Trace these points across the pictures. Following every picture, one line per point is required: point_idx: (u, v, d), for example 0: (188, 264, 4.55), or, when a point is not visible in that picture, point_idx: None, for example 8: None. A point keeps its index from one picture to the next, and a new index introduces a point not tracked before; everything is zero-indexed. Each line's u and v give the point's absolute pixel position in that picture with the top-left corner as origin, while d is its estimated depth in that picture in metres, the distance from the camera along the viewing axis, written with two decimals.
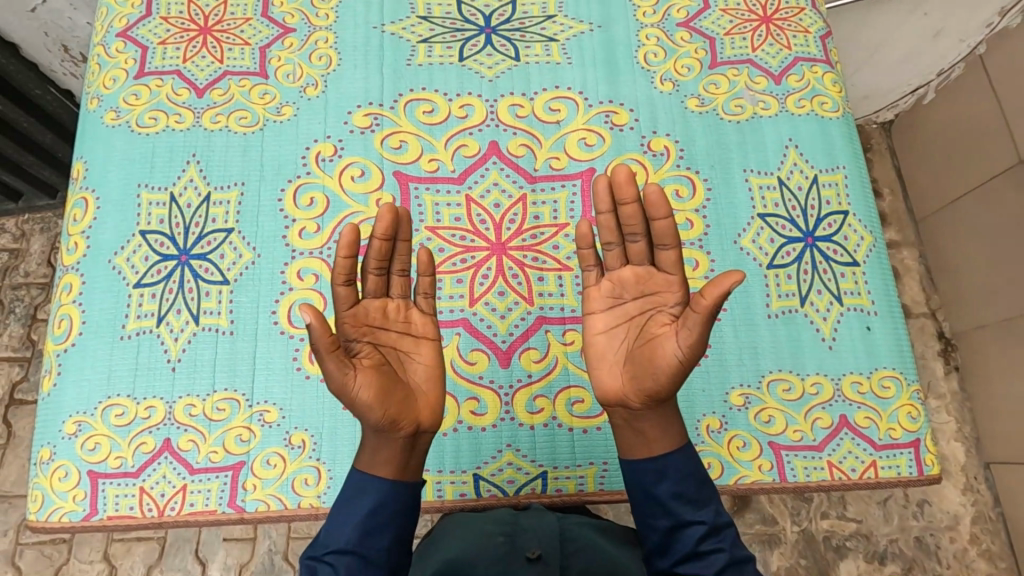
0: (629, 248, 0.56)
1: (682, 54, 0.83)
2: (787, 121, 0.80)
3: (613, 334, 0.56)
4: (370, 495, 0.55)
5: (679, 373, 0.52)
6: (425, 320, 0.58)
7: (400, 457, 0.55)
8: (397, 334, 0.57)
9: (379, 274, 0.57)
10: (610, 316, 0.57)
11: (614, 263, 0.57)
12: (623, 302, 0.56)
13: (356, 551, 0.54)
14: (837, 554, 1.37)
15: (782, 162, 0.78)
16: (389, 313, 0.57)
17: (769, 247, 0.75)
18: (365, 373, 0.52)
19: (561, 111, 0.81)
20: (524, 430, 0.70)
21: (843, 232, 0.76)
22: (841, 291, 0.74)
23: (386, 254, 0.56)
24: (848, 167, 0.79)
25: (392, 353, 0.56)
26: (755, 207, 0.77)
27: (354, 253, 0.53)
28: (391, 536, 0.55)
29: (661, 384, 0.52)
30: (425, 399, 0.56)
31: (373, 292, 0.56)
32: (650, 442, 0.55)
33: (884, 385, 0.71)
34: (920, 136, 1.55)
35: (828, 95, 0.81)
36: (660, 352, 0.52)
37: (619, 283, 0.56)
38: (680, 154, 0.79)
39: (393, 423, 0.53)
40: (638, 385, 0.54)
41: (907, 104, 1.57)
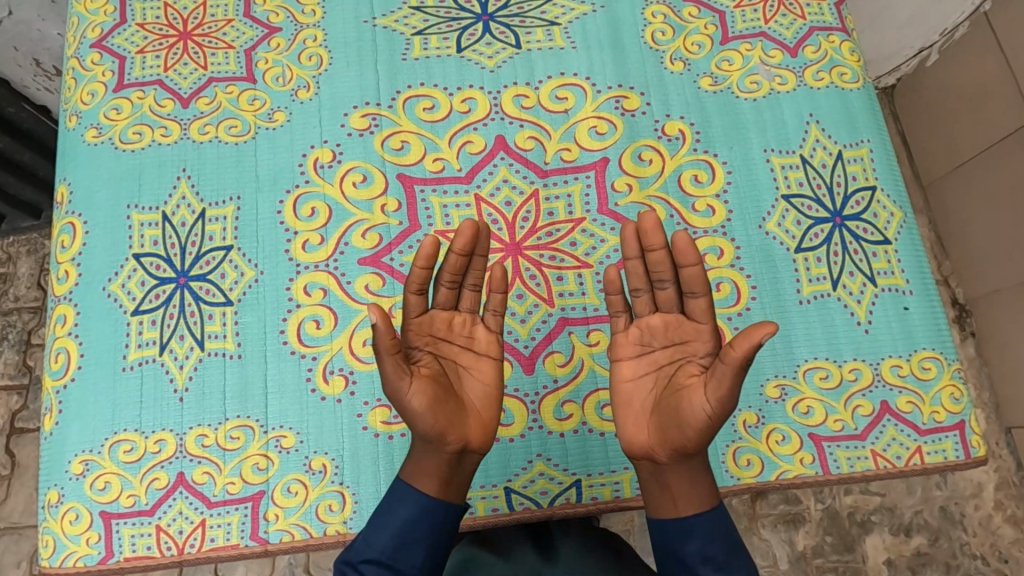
0: (658, 294, 0.56)
1: (691, 31, 0.79)
2: (807, 95, 0.76)
3: (641, 382, 0.57)
4: (406, 508, 0.53)
5: (709, 426, 0.51)
6: (488, 338, 0.58)
7: (443, 473, 0.54)
8: (459, 347, 0.58)
9: (450, 288, 0.57)
10: (640, 363, 0.58)
11: (643, 309, 0.57)
12: (652, 350, 0.57)
13: (389, 564, 0.52)
14: (862, 529, 1.37)
15: (803, 140, 0.74)
16: (454, 326, 0.58)
17: (796, 230, 0.72)
18: (420, 381, 0.53)
19: (569, 99, 0.76)
20: (554, 438, 0.67)
21: (871, 209, 0.72)
22: (874, 271, 0.70)
23: (460, 270, 0.57)
24: (873, 140, 0.75)
25: (452, 366, 0.57)
26: (778, 188, 0.73)
27: (431, 265, 0.53)
28: (426, 552, 0.53)
29: (688, 437, 0.52)
30: (477, 417, 0.56)
31: (442, 305, 0.57)
32: (676, 497, 0.54)
33: (924, 367, 0.68)
34: (924, 100, 1.51)
35: (847, 65, 0.77)
36: (687, 404, 0.52)
37: (648, 330, 0.57)
38: (696, 138, 0.75)
39: (441, 436, 0.53)
40: (665, 438, 0.53)
41: (909, 68, 1.51)
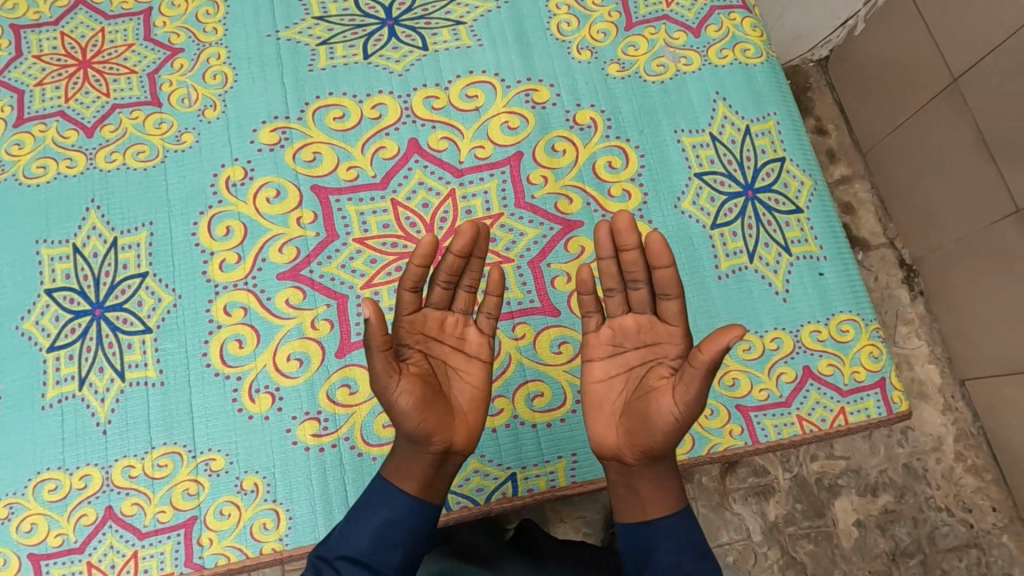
0: (630, 294, 0.57)
1: (595, 20, 0.80)
2: (712, 74, 0.77)
3: (612, 382, 0.59)
4: (387, 507, 0.54)
5: (675, 429, 0.53)
6: (480, 340, 0.60)
7: (426, 476, 0.56)
8: (448, 347, 0.59)
9: (445, 287, 0.58)
10: (612, 364, 0.59)
11: (615, 309, 0.58)
12: (624, 351, 0.58)
13: (365, 563, 0.53)
14: (830, 493, 1.39)
15: (711, 118, 0.76)
16: (444, 326, 0.59)
17: (710, 207, 0.73)
18: (408, 381, 0.54)
19: (479, 97, 0.77)
20: (486, 434, 0.67)
21: (782, 180, 0.73)
22: (788, 241, 0.72)
23: (456, 270, 0.57)
24: (779, 112, 0.76)
25: (442, 366, 0.58)
26: (691, 167, 0.74)
27: (427, 262, 0.54)
28: (404, 553, 0.54)
29: (655, 440, 0.54)
30: (462, 418, 0.58)
31: (435, 305, 0.58)
32: (644, 502, 0.56)
33: (842, 329, 0.69)
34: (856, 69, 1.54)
35: (749, 41, 0.78)
36: (656, 406, 0.54)
37: (621, 331, 0.58)
38: (607, 124, 0.76)
39: (427, 437, 0.54)
40: (633, 439, 0.55)
41: (838, 38, 1.55)
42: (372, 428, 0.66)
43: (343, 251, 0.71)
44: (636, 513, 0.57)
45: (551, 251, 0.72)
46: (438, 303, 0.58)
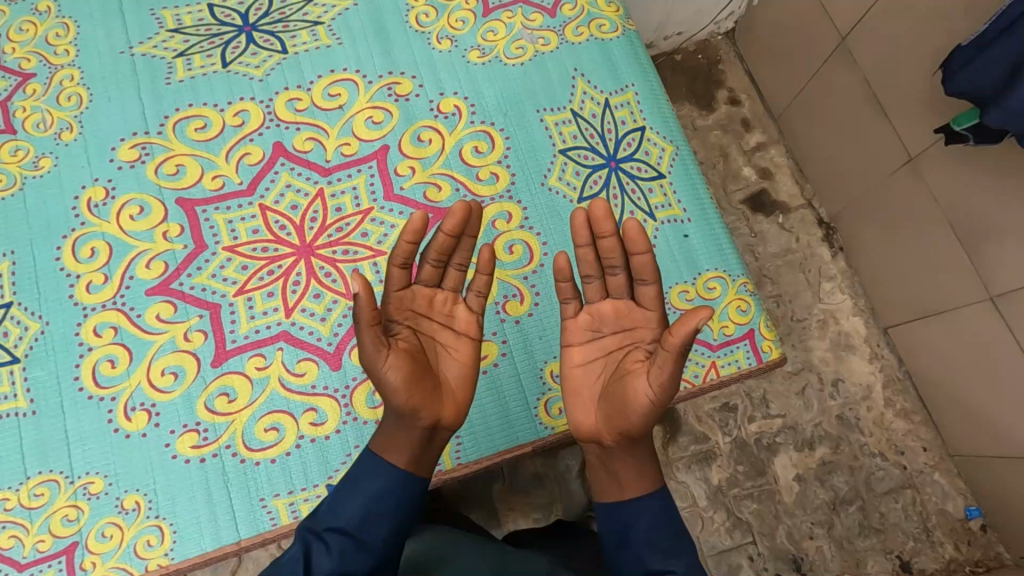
0: (609, 280, 0.61)
1: (453, 9, 0.80)
2: (569, 52, 0.78)
3: (590, 367, 0.63)
4: (377, 481, 0.57)
5: (650, 411, 0.57)
6: (467, 318, 0.64)
7: (416, 449, 0.59)
8: (438, 323, 0.63)
9: (435, 265, 0.62)
10: (591, 349, 0.63)
11: (594, 295, 0.62)
12: (602, 337, 0.63)
13: (353, 535, 0.55)
14: (770, 452, 1.42)
15: (571, 94, 0.77)
16: (434, 304, 0.63)
17: (576, 181, 0.74)
18: (395, 355, 0.58)
19: (341, 95, 0.77)
20: (370, 427, 0.68)
21: (643, 148, 0.75)
22: (652, 207, 0.73)
23: (446, 249, 0.61)
24: (637, 83, 0.78)
25: (429, 342, 0.63)
26: (555, 144, 0.76)
27: (417, 240, 0.57)
28: (394, 524, 0.57)
29: (631, 424, 0.58)
30: (451, 394, 0.62)
31: (426, 281, 0.62)
32: (624, 485, 0.59)
33: (709, 287, 0.71)
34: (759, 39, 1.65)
35: (604, 16, 0.80)
36: (633, 390, 0.58)
37: (599, 317, 0.62)
38: (471, 110, 0.77)
39: (414, 412, 0.58)
40: (611, 423, 0.60)
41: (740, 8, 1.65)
42: (254, 433, 0.67)
43: (213, 260, 0.71)
44: (615, 494, 0.59)
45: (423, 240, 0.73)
46: (428, 281, 0.63)
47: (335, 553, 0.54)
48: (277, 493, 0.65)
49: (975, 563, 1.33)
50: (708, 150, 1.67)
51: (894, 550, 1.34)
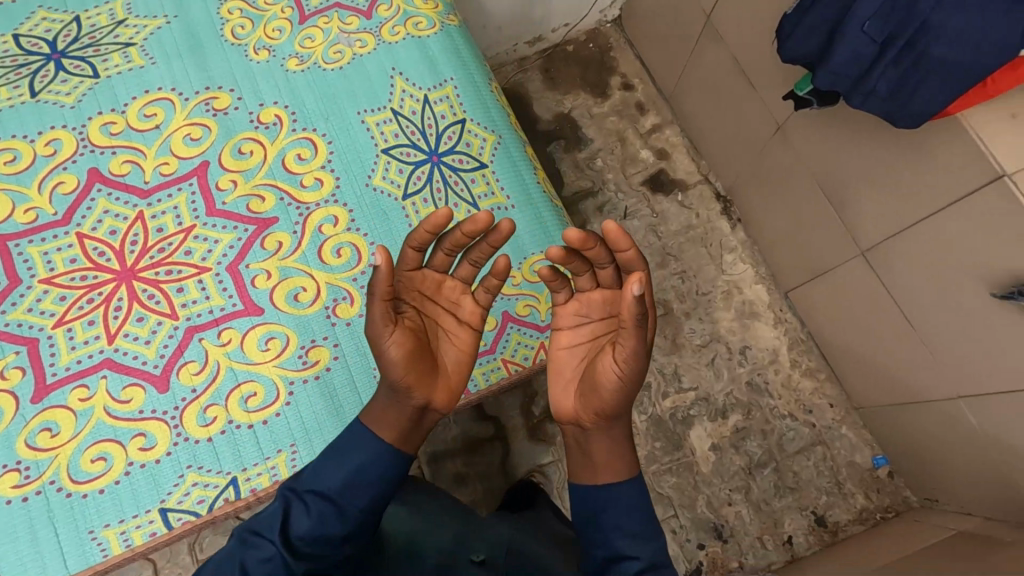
0: (599, 274, 0.70)
1: (269, 19, 0.80)
2: (387, 51, 0.79)
3: (575, 350, 0.75)
4: (361, 454, 0.63)
5: (619, 391, 0.69)
6: (472, 309, 0.69)
7: (404, 427, 0.65)
8: (443, 306, 0.68)
9: (447, 254, 0.66)
10: (577, 334, 0.75)
11: (585, 286, 0.72)
12: (589, 322, 0.74)
13: (333, 502, 0.63)
14: (685, 425, 1.45)
15: (391, 93, 0.78)
16: (440, 289, 0.68)
17: (399, 178, 0.75)
18: (401, 335, 0.63)
19: (157, 114, 0.76)
20: (202, 446, 0.67)
21: (464, 140, 0.76)
22: (475, 196, 0.74)
23: (459, 243, 0.65)
24: (457, 77, 0.79)
25: (432, 326, 0.68)
26: (377, 144, 0.76)
27: (434, 232, 0.60)
28: (371, 495, 0.63)
29: (604, 402, 0.70)
30: (445, 376, 0.68)
31: (437, 267, 0.67)
32: (598, 466, 0.73)
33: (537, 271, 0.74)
34: (642, 23, 1.68)
35: (421, 14, 0.81)
36: (603, 370, 0.70)
37: (587, 304, 0.73)
38: (292, 118, 0.77)
39: (408, 390, 0.63)
40: (588, 403, 0.72)
41: None
42: (79, 465, 0.65)
43: (29, 294, 0.69)
44: (589, 474, 0.74)
45: (248, 252, 0.73)
46: (439, 267, 0.67)
47: (313, 515, 0.62)
48: (107, 523, 0.64)
49: (885, 509, 1.37)
50: (605, 137, 1.70)
51: (809, 506, 1.38)
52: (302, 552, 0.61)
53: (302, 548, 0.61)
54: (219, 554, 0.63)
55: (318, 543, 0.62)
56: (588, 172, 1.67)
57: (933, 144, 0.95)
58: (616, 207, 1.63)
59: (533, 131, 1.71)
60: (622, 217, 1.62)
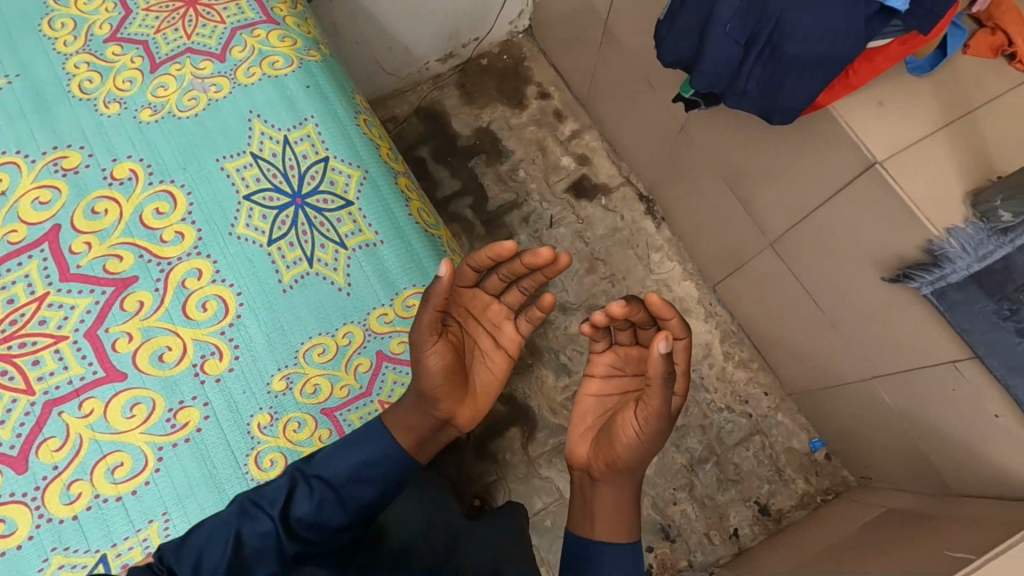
0: (639, 331, 0.77)
1: (118, 70, 0.78)
2: (243, 94, 0.77)
3: (603, 398, 0.81)
4: (374, 449, 0.64)
5: (632, 447, 0.73)
6: (512, 336, 0.73)
7: (421, 435, 0.66)
8: (487, 325, 0.73)
9: (500, 281, 0.71)
10: (608, 385, 0.81)
11: (624, 340, 0.78)
12: (621, 375, 0.80)
13: (336, 491, 0.62)
14: None
15: (249, 137, 0.76)
16: (485, 311, 0.73)
17: (264, 224, 0.73)
18: (443, 347, 0.66)
19: (3, 180, 0.73)
20: (67, 525, 0.64)
21: (328, 179, 0.75)
22: (342, 236, 0.73)
23: (514, 273, 0.69)
24: (318, 114, 0.78)
25: (472, 344, 0.73)
26: (239, 191, 0.74)
27: (497, 257, 0.66)
28: (375, 492, 0.64)
29: (616, 454, 0.74)
30: (471, 396, 0.71)
31: (489, 289, 0.72)
32: (595, 518, 0.76)
33: (408, 304, 0.71)
34: (551, 32, 1.69)
35: (277, 53, 0.79)
36: (623, 424, 0.75)
37: (623, 358, 0.79)
38: (149, 171, 0.75)
39: (435, 399, 0.65)
40: (602, 455, 0.76)
41: (529, 6, 1.71)
42: None
43: None
44: (586, 527, 0.76)
45: (107, 315, 0.70)
46: (490, 289, 0.72)
47: (315, 500, 0.62)
48: None
49: (825, 491, 1.39)
50: (526, 147, 1.70)
51: (752, 496, 1.39)
52: (299, 533, 0.61)
53: (299, 531, 0.61)
54: (213, 519, 0.62)
55: (315, 528, 0.62)
56: (511, 184, 1.67)
57: (812, 137, 0.97)
58: (541, 216, 1.63)
59: (453, 148, 1.70)
60: (548, 226, 1.62)
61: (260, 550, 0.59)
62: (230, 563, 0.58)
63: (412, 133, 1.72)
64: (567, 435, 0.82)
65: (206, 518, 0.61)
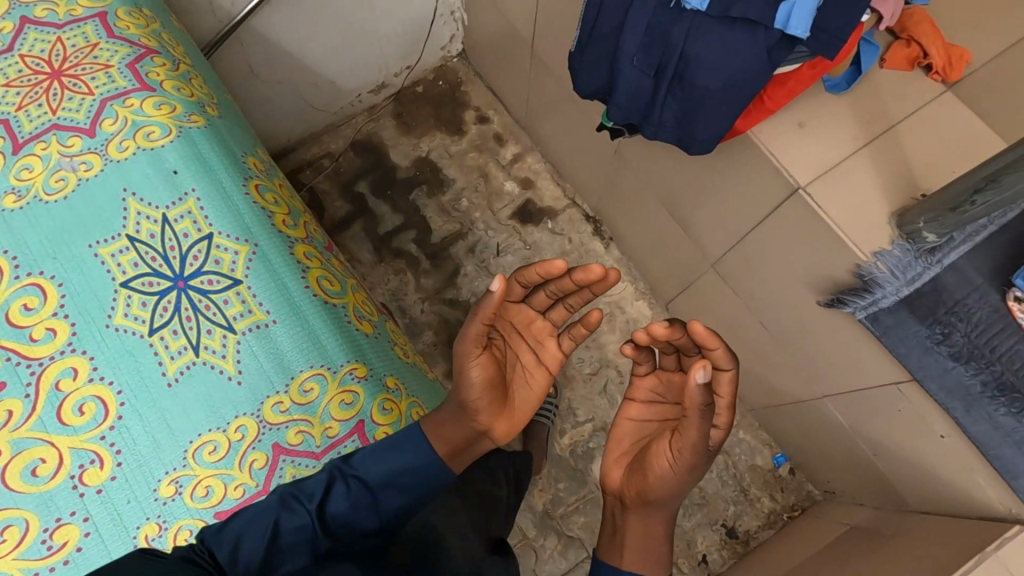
0: (683, 357, 0.76)
1: None
2: (116, 171, 0.72)
3: (642, 424, 0.80)
4: (413, 457, 0.65)
5: (668, 475, 0.71)
6: (552, 354, 0.77)
7: (458, 446, 0.69)
8: (530, 340, 0.78)
9: (547, 298, 0.77)
10: (648, 411, 0.80)
11: (668, 364, 0.78)
12: (663, 402, 0.79)
13: (371, 492, 0.64)
14: (586, 460, 1.41)
15: (124, 217, 0.71)
16: (528, 327, 0.78)
17: (144, 312, 0.68)
18: (487, 361, 0.72)
19: None
20: None
21: (212, 258, 0.71)
22: (230, 319, 0.69)
23: (561, 290, 0.75)
24: (200, 187, 0.73)
25: (515, 359, 0.78)
26: (115, 278, 0.69)
27: (545, 273, 0.72)
28: (403, 500, 0.65)
29: (649, 483, 0.72)
30: (509, 411, 0.74)
31: (534, 306, 0.78)
32: (624, 550, 0.72)
33: (305, 389, 0.69)
34: (484, 55, 1.64)
35: (152, 122, 0.74)
36: (659, 450, 0.73)
37: (664, 384, 0.79)
38: (15, 263, 0.69)
39: (475, 410, 0.70)
40: (636, 480, 0.74)
41: (461, 31, 1.66)
42: None
43: None
44: (615, 557, 0.73)
45: None
46: (535, 305, 0.78)
47: (350, 497, 0.63)
48: None
49: (791, 508, 1.36)
50: (467, 174, 1.66)
51: (718, 519, 1.36)
52: (331, 530, 0.62)
53: (332, 528, 0.62)
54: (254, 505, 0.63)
55: (346, 526, 0.63)
56: (454, 214, 1.62)
57: (736, 162, 0.95)
58: (487, 245, 1.59)
59: (393, 181, 1.65)
60: (495, 255, 1.58)
61: (295, 543, 0.60)
62: (267, 550, 0.58)
63: (350, 168, 1.66)
64: (601, 458, 0.80)
65: (244, 507, 0.63)
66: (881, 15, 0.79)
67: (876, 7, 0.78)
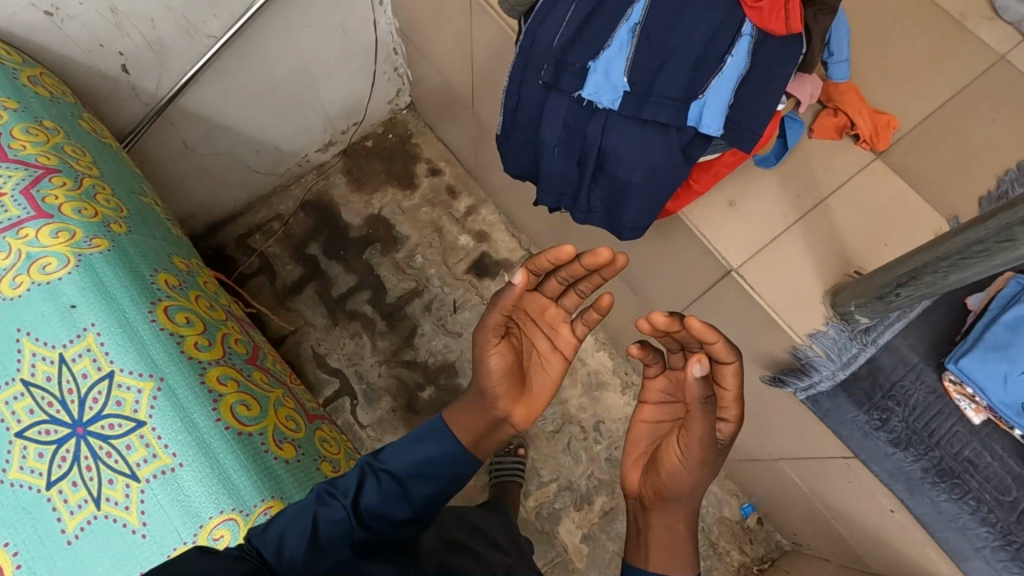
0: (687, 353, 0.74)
1: None
2: (8, 310, 0.68)
3: (656, 425, 0.78)
4: (435, 447, 0.68)
5: (679, 473, 0.70)
6: (568, 340, 0.78)
7: (477, 436, 0.71)
8: (545, 327, 0.80)
9: (559, 285, 0.79)
10: (660, 411, 0.78)
11: (675, 360, 0.77)
12: (676, 402, 0.77)
13: (400, 484, 0.66)
14: (553, 521, 1.39)
15: (19, 361, 0.67)
16: (544, 315, 0.80)
17: (41, 465, 0.65)
18: (504, 349, 0.74)
19: None
20: None
21: (114, 398, 0.67)
22: (133, 465, 0.65)
23: (575, 275, 0.76)
24: (101, 319, 0.69)
25: (531, 348, 0.80)
26: (8, 428, 0.65)
27: (555, 261, 0.74)
28: (435, 489, 0.67)
29: (665, 479, 0.72)
30: (526, 401, 0.76)
31: (548, 292, 0.79)
32: (649, 549, 0.72)
33: (216, 537, 0.64)
34: (432, 108, 1.62)
35: (49, 253, 0.71)
36: (670, 449, 0.73)
37: (675, 383, 0.77)
38: None
39: (493, 399, 0.72)
40: (653, 477, 0.74)
41: (408, 85, 1.63)
42: None
43: None
44: (642, 555, 0.72)
45: None
46: (548, 293, 0.79)
47: (382, 490, 0.66)
48: None
49: (760, 559, 1.35)
50: (421, 229, 1.63)
51: None
52: (369, 523, 0.64)
53: (369, 521, 0.64)
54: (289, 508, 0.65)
55: (381, 520, 0.65)
56: (409, 271, 1.59)
57: (670, 240, 0.93)
58: (444, 302, 1.56)
59: (346, 240, 1.62)
60: (452, 312, 1.55)
61: (334, 536, 0.63)
62: (309, 544, 0.61)
63: (300, 229, 1.62)
64: (618, 460, 0.79)
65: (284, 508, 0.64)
66: (800, 100, 0.77)
67: (791, 91, 0.76)
